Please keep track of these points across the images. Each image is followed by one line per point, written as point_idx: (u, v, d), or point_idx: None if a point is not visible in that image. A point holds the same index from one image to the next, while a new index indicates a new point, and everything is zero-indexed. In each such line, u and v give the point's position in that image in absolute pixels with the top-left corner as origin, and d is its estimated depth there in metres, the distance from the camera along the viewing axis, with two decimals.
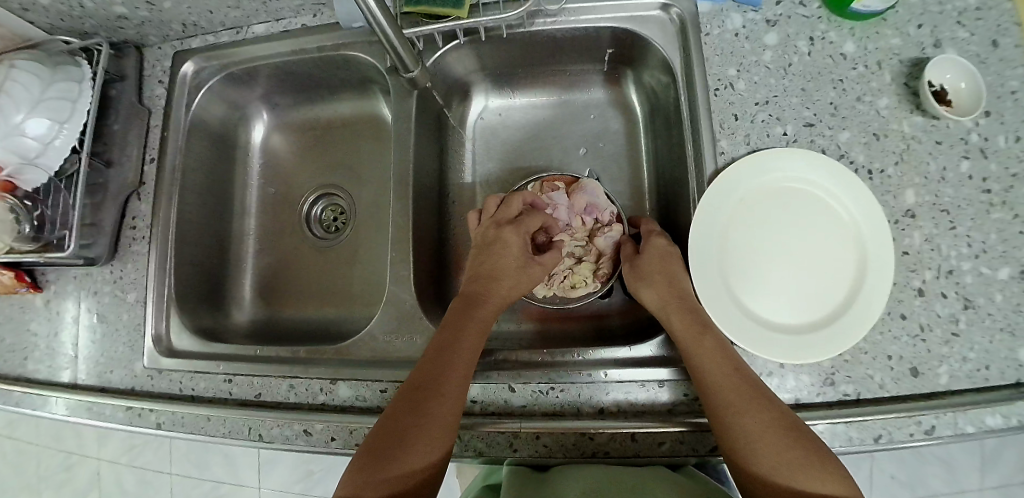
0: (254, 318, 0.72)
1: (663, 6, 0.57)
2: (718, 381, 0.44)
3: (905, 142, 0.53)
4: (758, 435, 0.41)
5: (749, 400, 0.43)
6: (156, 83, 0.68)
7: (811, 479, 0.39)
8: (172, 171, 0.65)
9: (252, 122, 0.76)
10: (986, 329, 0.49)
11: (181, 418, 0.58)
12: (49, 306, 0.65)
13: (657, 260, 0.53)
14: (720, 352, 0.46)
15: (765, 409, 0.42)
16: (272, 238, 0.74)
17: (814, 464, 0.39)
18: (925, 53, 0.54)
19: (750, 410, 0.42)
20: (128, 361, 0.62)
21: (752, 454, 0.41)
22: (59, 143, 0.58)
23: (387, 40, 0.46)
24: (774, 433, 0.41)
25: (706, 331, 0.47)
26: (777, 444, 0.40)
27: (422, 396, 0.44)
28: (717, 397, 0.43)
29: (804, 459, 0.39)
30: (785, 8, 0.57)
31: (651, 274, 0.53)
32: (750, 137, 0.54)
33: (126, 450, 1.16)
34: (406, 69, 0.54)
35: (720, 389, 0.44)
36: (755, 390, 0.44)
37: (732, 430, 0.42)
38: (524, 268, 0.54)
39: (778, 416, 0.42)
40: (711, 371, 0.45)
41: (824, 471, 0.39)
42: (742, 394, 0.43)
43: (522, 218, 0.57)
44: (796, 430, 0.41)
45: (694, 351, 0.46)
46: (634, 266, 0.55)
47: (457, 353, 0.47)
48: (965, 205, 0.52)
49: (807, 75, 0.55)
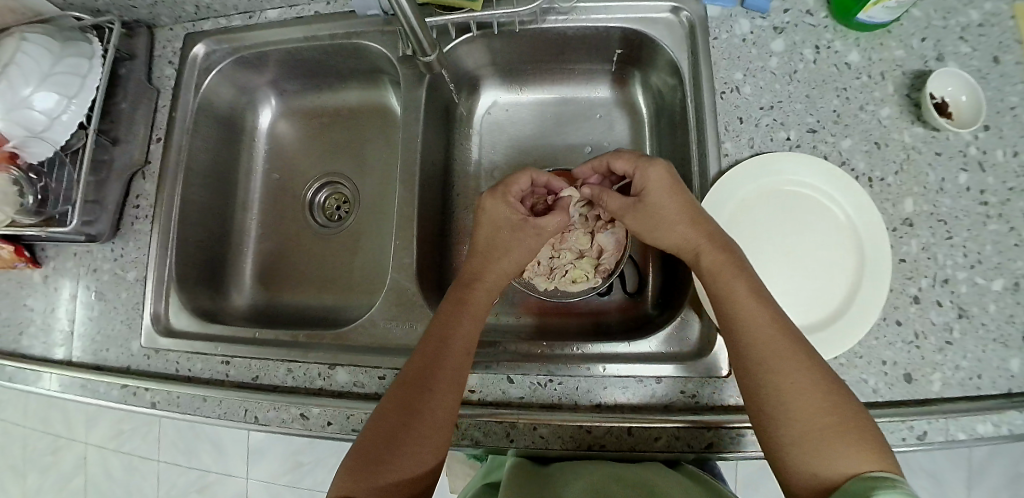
0: (253, 302, 0.72)
1: (672, 9, 0.58)
2: (751, 333, 0.41)
3: (906, 151, 0.54)
4: (788, 396, 0.38)
5: (784, 357, 0.40)
6: (165, 64, 0.69)
7: (846, 453, 0.36)
8: (178, 152, 0.65)
9: (259, 108, 0.76)
10: (979, 338, 0.50)
11: (177, 398, 0.58)
12: (47, 282, 0.65)
13: (660, 188, 0.48)
14: (757, 302, 0.42)
15: (804, 369, 0.39)
16: (274, 224, 0.74)
17: (850, 437, 0.36)
18: (927, 66, 0.55)
19: (785, 369, 0.39)
20: (125, 339, 0.62)
21: (778, 415, 0.38)
22: (65, 118, 0.58)
23: (408, 25, 0.48)
24: (810, 396, 0.38)
25: (745, 277, 0.44)
26: (811, 408, 0.37)
27: (415, 393, 0.44)
28: (750, 351, 0.41)
29: (840, 429, 0.36)
30: (792, 16, 0.57)
31: (664, 214, 0.48)
32: (754, 140, 0.55)
33: (114, 436, 1.15)
34: (422, 53, 0.54)
35: (752, 342, 0.41)
36: (796, 347, 0.40)
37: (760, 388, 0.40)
38: (516, 228, 0.53)
39: (817, 380, 0.39)
40: (745, 321, 0.42)
41: (861, 445, 0.36)
42: (780, 348, 0.40)
43: (506, 183, 0.55)
44: (835, 397, 0.38)
45: (727, 300, 0.43)
46: (642, 207, 0.50)
47: (448, 355, 0.46)
48: (962, 216, 0.52)
49: (811, 82, 0.56)
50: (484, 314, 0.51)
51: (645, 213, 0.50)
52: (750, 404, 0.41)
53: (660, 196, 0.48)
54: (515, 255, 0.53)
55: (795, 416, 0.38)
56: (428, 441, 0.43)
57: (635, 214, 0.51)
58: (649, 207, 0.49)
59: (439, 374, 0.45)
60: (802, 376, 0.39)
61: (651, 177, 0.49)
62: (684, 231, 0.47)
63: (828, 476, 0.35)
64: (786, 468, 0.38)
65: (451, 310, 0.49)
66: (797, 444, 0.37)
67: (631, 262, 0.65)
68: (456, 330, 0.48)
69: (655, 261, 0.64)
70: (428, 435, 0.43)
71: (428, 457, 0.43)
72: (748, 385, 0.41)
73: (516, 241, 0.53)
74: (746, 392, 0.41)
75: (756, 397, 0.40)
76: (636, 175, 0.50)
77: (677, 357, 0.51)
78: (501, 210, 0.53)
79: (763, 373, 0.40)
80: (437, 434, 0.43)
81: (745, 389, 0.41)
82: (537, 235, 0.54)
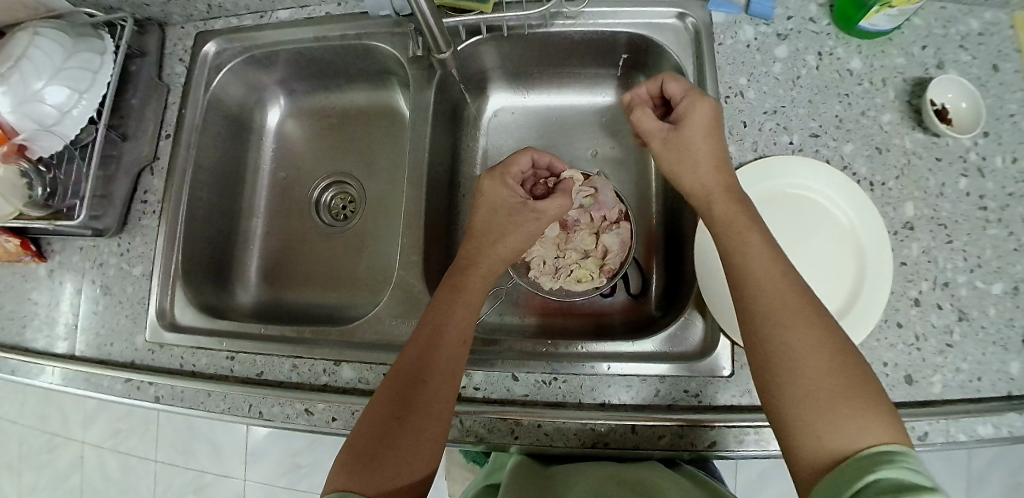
0: (257, 299, 0.72)
1: (678, 15, 0.60)
2: (762, 286, 0.42)
3: (906, 157, 0.55)
4: (796, 353, 0.38)
5: (795, 313, 0.40)
6: (176, 61, 0.69)
7: (851, 416, 0.35)
8: (187, 148, 0.66)
9: (267, 106, 0.77)
10: (979, 341, 0.51)
11: (180, 392, 0.58)
12: (52, 276, 0.65)
13: (702, 121, 0.49)
14: (770, 258, 0.43)
15: (814, 326, 0.39)
16: (279, 221, 0.75)
17: (856, 399, 0.36)
18: (927, 73, 0.56)
19: (795, 324, 0.39)
20: (129, 333, 0.62)
21: (783, 371, 0.38)
22: (76, 113, 0.58)
23: (425, 26, 0.49)
24: (818, 354, 0.38)
25: (757, 232, 0.44)
26: (818, 366, 0.37)
27: (410, 387, 0.44)
28: (760, 311, 0.41)
29: (846, 391, 0.36)
30: (796, 23, 0.59)
31: (694, 146, 0.49)
32: (757, 144, 0.55)
33: (112, 435, 1.14)
34: (437, 51, 0.55)
35: (762, 295, 0.41)
36: (805, 305, 0.40)
37: (767, 342, 0.40)
38: (515, 211, 0.53)
39: (827, 339, 0.39)
40: (756, 273, 0.42)
41: (866, 409, 0.36)
42: (789, 311, 0.40)
43: (506, 163, 0.56)
44: (844, 358, 0.38)
45: (739, 249, 0.44)
46: (675, 133, 0.50)
47: (440, 344, 0.46)
48: (962, 220, 0.53)
49: (814, 88, 0.57)
50: (479, 301, 0.51)
51: (674, 137, 0.50)
52: (756, 361, 0.41)
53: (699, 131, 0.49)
54: (515, 238, 0.53)
55: (801, 380, 0.38)
56: (425, 433, 0.43)
57: (663, 136, 0.51)
58: (683, 132, 0.49)
59: (433, 363, 0.45)
60: (812, 333, 0.39)
61: (695, 110, 0.49)
62: (705, 174, 0.48)
63: (830, 437, 0.35)
64: (787, 429, 0.38)
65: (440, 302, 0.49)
66: (802, 403, 0.37)
67: (634, 264, 0.65)
68: (449, 321, 0.48)
69: (659, 262, 0.65)
70: (425, 428, 0.43)
71: (426, 453, 0.43)
72: (754, 340, 0.41)
73: (516, 223, 0.53)
74: (752, 349, 0.41)
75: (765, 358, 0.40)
76: (683, 102, 0.50)
77: (681, 356, 0.52)
78: (500, 193, 0.54)
79: (772, 326, 0.40)
80: (432, 426, 0.43)
81: (751, 344, 0.41)
82: (536, 218, 0.54)
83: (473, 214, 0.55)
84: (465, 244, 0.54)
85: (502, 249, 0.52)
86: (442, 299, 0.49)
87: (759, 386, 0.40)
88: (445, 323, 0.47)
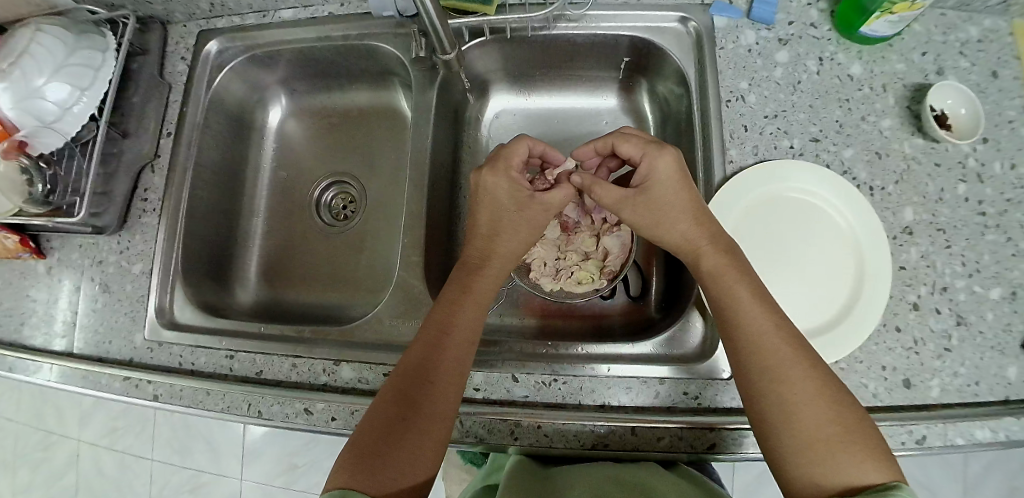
0: (257, 298, 0.72)
1: (680, 19, 0.60)
2: (755, 340, 0.42)
3: (906, 162, 0.55)
4: (794, 404, 0.39)
5: (791, 364, 0.40)
6: (178, 59, 0.69)
7: (850, 460, 0.36)
8: (189, 146, 0.66)
9: (269, 106, 0.77)
10: (977, 346, 0.51)
11: (179, 390, 0.57)
12: (51, 273, 0.65)
13: (668, 180, 0.47)
14: (761, 308, 0.43)
15: (810, 374, 0.40)
16: (279, 221, 0.75)
17: (854, 444, 0.37)
18: (927, 79, 0.57)
19: (791, 376, 0.40)
20: (128, 331, 0.62)
21: (781, 422, 0.39)
22: (77, 110, 0.58)
23: (429, 23, 0.49)
24: (816, 403, 0.38)
25: (747, 283, 0.44)
26: (816, 415, 0.38)
27: (416, 389, 0.44)
28: (758, 352, 0.41)
29: (844, 436, 0.37)
30: (797, 28, 0.59)
31: (666, 208, 0.48)
32: (758, 147, 0.56)
33: (108, 433, 1.13)
34: (442, 51, 0.55)
35: (755, 348, 0.42)
36: (799, 346, 0.41)
37: (764, 395, 0.40)
38: (524, 205, 0.52)
39: (822, 386, 0.39)
40: (748, 327, 0.42)
41: (863, 452, 0.36)
42: (786, 352, 0.41)
43: (503, 154, 0.53)
44: (840, 403, 0.39)
45: (730, 302, 0.44)
46: (644, 196, 0.49)
47: (445, 346, 0.46)
48: (961, 225, 0.54)
49: (815, 93, 0.57)
50: (487, 301, 0.51)
51: (647, 203, 0.49)
52: (752, 412, 0.41)
53: (667, 192, 0.48)
54: (523, 234, 0.53)
55: (801, 421, 0.38)
56: (431, 433, 0.43)
57: (634, 204, 0.50)
58: (654, 196, 0.48)
59: (438, 364, 0.45)
60: (808, 382, 0.39)
61: (659, 167, 0.48)
62: (686, 228, 0.47)
63: (831, 483, 0.36)
64: (787, 474, 0.38)
65: (445, 303, 0.49)
66: (801, 452, 0.38)
67: (634, 266, 0.65)
68: (454, 322, 0.48)
69: (659, 265, 0.65)
70: (428, 429, 0.43)
71: (431, 454, 0.43)
72: (750, 391, 0.41)
73: (524, 218, 0.52)
74: (748, 399, 0.41)
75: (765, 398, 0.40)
76: (643, 162, 0.49)
77: (680, 359, 0.52)
78: (504, 185, 0.52)
79: (768, 380, 0.40)
80: (438, 427, 0.43)
81: (746, 394, 0.42)
82: (543, 212, 0.53)
83: (475, 208, 0.54)
84: (471, 240, 0.54)
85: (509, 245, 0.52)
86: (448, 300, 0.49)
87: (757, 433, 0.41)
88: (451, 323, 0.47)
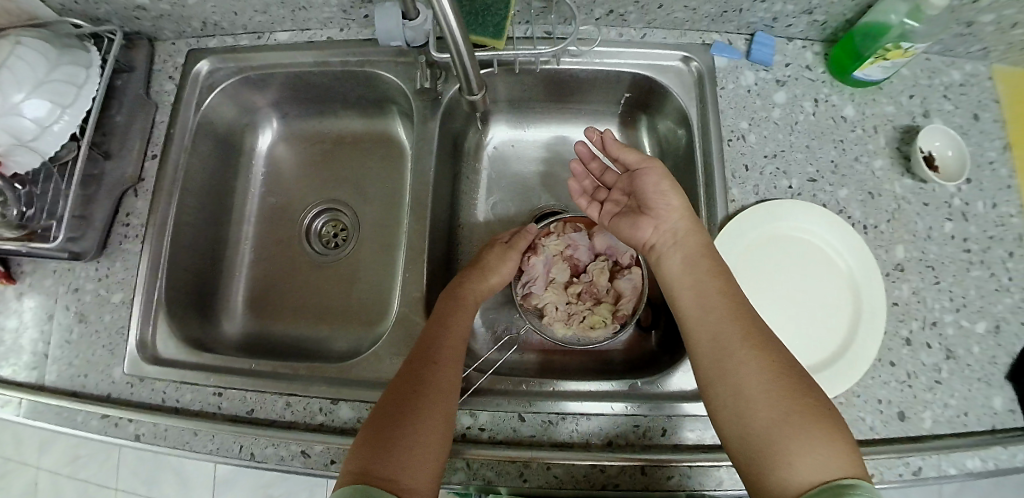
0: (244, 332, 0.68)
1: (683, 58, 0.60)
2: (718, 330, 0.43)
3: (897, 202, 0.57)
4: (767, 386, 0.39)
5: (755, 347, 0.41)
6: (166, 79, 0.67)
7: (822, 436, 0.36)
8: (175, 170, 0.63)
9: (260, 129, 0.74)
10: (965, 378, 0.53)
11: (164, 431, 0.54)
12: (20, 301, 0.61)
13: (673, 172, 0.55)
14: (724, 297, 0.44)
15: (771, 358, 0.40)
16: (269, 249, 0.72)
17: (821, 419, 0.37)
18: (915, 121, 0.59)
19: (756, 359, 0.40)
20: (106, 365, 0.58)
21: (745, 411, 0.38)
22: (57, 128, 0.55)
23: (459, 61, 0.46)
24: (780, 390, 0.38)
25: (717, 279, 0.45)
26: (786, 394, 0.38)
27: (408, 400, 0.43)
28: (723, 347, 0.42)
29: (815, 412, 0.37)
30: (793, 70, 0.60)
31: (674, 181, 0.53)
32: (759, 187, 0.56)
33: (72, 462, 1.07)
34: (469, 90, 0.53)
35: (717, 333, 0.43)
36: (764, 336, 0.42)
37: (728, 371, 0.40)
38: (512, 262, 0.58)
39: (788, 369, 0.39)
40: (712, 317, 0.43)
41: (832, 445, 0.35)
42: (747, 341, 0.41)
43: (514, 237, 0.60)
44: (804, 380, 0.39)
45: (693, 289, 0.46)
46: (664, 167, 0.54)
47: (439, 356, 0.47)
48: (948, 262, 0.56)
49: (811, 133, 0.58)
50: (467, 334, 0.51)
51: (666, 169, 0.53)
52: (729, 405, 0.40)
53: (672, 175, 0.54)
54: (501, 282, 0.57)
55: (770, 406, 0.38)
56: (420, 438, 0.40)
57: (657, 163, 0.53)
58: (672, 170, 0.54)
59: (428, 373, 0.45)
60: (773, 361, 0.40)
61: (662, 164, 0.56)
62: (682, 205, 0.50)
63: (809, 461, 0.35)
64: (760, 476, 0.37)
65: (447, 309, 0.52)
66: (781, 435, 0.36)
67: None
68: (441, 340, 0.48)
69: (660, 300, 0.65)
70: (415, 432, 0.40)
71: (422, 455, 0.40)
72: (713, 379, 0.41)
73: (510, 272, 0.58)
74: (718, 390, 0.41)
75: (737, 393, 0.39)
76: None
77: (686, 396, 0.51)
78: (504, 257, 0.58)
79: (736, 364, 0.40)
80: (433, 434, 0.41)
81: (707, 384, 0.42)
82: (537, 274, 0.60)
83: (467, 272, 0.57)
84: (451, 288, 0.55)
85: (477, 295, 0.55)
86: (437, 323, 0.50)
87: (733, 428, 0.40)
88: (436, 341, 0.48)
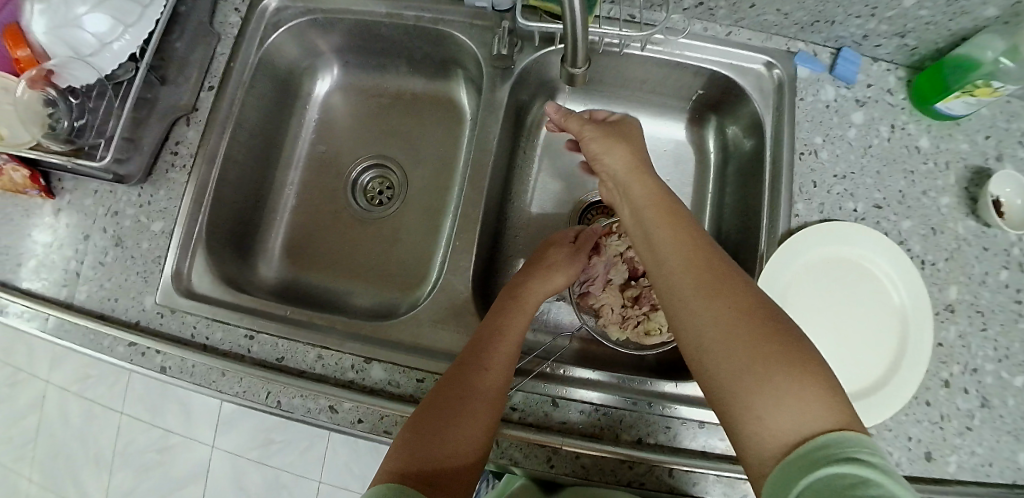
0: (277, 277, 0.67)
1: (765, 63, 0.59)
2: (668, 284, 0.39)
3: (957, 242, 0.56)
4: (719, 335, 0.34)
5: (706, 295, 0.36)
6: (232, 11, 0.65)
7: (786, 385, 0.32)
8: (230, 104, 0.61)
9: (317, 75, 0.72)
10: (996, 428, 0.53)
11: (190, 366, 0.54)
12: (58, 216, 0.60)
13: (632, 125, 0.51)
14: (677, 241, 0.40)
15: (724, 302, 0.35)
16: (310, 198, 0.71)
17: (785, 366, 0.32)
18: (987, 163, 0.58)
19: (706, 307, 0.36)
20: (138, 292, 0.57)
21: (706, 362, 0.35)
22: (117, 46, 0.53)
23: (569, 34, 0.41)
24: (737, 336, 0.34)
25: (666, 225, 0.41)
26: (741, 343, 0.33)
27: (452, 400, 0.42)
28: (672, 302, 0.38)
29: (775, 356, 0.33)
30: (874, 92, 0.59)
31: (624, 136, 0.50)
32: (824, 205, 0.55)
33: (78, 380, 1.07)
34: (572, 64, 0.46)
35: (669, 283, 0.39)
36: (720, 278, 0.37)
37: (681, 326, 0.37)
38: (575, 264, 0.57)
39: (748, 313, 0.35)
40: (662, 267, 0.40)
41: (800, 392, 0.31)
42: (692, 289, 0.37)
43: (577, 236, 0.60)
44: (768, 322, 0.34)
45: (644, 239, 0.43)
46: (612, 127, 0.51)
47: (487, 359, 0.45)
48: (999, 310, 0.55)
49: (883, 160, 0.57)
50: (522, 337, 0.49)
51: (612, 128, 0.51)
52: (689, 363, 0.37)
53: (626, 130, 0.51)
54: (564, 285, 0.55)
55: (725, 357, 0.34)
56: (459, 439, 0.40)
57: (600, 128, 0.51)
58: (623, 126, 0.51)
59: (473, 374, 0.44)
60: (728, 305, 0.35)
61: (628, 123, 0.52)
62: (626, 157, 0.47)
63: (772, 415, 0.31)
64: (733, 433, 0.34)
65: (504, 309, 0.50)
66: (746, 389, 0.32)
67: None
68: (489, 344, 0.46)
69: None
70: (455, 432, 0.40)
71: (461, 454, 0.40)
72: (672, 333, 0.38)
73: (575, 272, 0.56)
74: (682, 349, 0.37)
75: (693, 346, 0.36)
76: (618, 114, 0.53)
77: None
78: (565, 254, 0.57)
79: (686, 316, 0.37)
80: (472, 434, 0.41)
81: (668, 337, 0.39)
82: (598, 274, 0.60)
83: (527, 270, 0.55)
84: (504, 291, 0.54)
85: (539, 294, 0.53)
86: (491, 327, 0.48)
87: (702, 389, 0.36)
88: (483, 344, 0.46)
